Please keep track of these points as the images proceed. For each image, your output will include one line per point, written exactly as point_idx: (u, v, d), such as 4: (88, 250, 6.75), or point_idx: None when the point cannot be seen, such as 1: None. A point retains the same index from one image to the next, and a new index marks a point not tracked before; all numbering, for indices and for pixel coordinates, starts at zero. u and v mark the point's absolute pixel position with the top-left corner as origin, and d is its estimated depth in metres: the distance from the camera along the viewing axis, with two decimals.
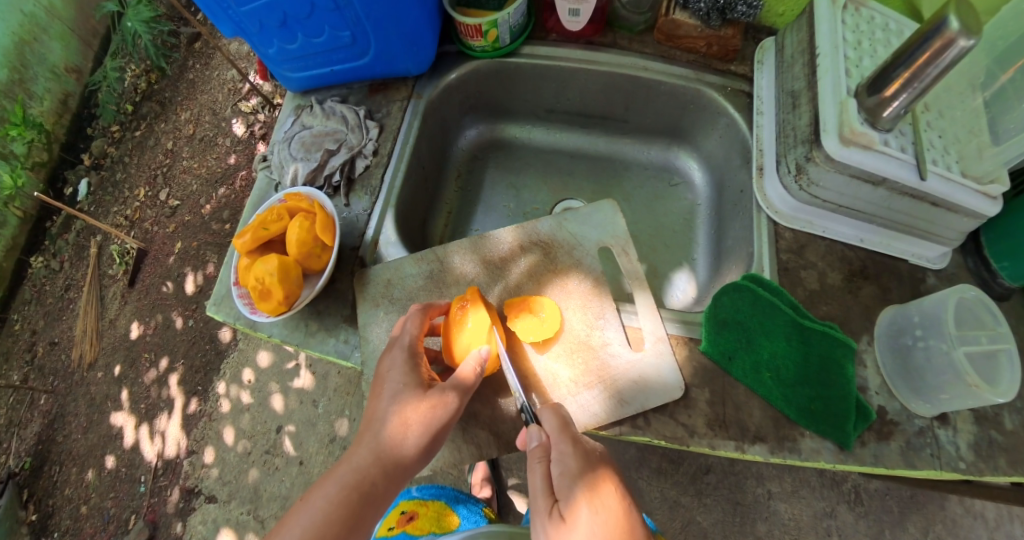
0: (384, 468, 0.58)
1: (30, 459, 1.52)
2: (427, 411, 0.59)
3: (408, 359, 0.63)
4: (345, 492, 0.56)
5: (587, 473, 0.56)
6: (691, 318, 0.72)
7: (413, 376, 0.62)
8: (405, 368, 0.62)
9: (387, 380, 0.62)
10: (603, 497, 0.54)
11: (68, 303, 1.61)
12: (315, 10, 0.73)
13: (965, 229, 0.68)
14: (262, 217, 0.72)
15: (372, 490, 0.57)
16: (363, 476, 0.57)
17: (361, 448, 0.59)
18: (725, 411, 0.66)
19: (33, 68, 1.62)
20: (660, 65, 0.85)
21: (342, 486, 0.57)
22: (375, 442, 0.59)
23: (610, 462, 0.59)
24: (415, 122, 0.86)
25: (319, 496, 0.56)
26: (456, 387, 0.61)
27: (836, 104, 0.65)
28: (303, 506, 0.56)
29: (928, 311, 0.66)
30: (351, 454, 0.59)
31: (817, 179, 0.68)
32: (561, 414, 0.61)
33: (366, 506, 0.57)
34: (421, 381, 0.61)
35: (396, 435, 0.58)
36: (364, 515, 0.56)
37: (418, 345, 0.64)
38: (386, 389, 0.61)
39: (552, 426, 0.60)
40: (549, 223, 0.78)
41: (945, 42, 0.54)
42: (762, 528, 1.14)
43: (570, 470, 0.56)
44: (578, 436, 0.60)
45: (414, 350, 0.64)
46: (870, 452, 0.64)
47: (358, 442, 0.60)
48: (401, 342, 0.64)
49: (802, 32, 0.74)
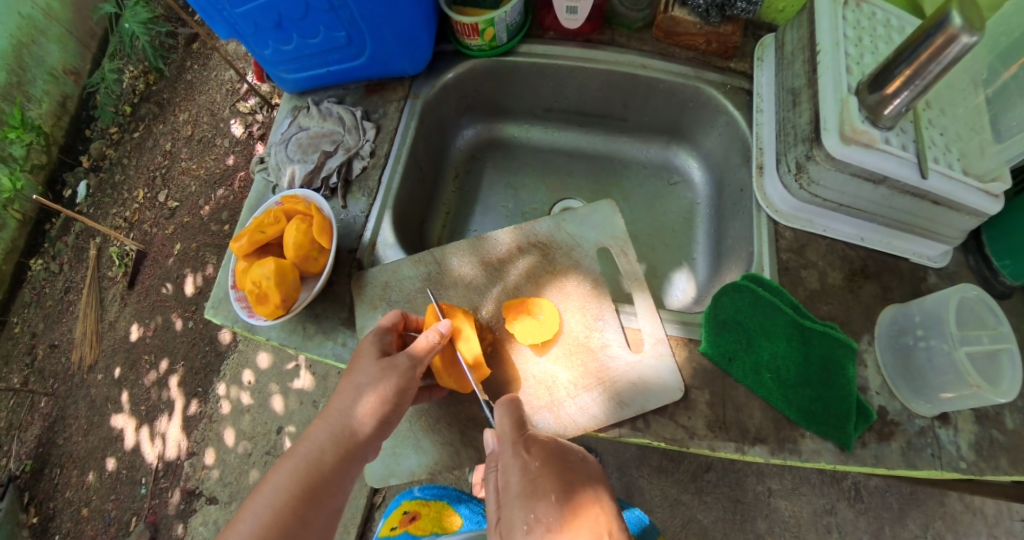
0: (338, 443, 0.59)
1: (30, 462, 1.52)
2: (384, 379, 0.60)
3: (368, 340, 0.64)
4: (300, 467, 0.58)
5: (527, 483, 0.57)
6: (691, 319, 0.72)
7: (373, 351, 0.63)
8: (364, 345, 0.63)
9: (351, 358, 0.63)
10: (538, 511, 0.55)
11: (68, 305, 1.61)
12: (309, 10, 0.72)
13: (966, 228, 0.68)
14: (259, 220, 0.72)
15: (329, 463, 0.59)
16: (317, 451, 0.59)
17: (318, 424, 0.60)
18: (726, 412, 0.66)
19: (31, 71, 1.61)
20: (659, 62, 0.84)
21: (297, 461, 0.58)
22: (329, 418, 0.60)
23: (564, 465, 0.58)
24: (412, 122, 0.85)
25: (278, 472, 0.59)
26: (406, 356, 0.62)
27: (837, 101, 0.65)
28: (263, 482, 0.58)
29: (929, 311, 0.65)
30: (308, 432, 0.60)
31: (818, 177, 0.68)
32: (517, 421, 0.61)
33: (321, 481, 0.58)
34: (377, 353, 0.63)
35: (352, 408, 0.60)
36: (318, 489, 0.58)
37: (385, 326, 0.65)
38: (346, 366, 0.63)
39: (501, 435, 0.61)
40: (547, 224, 0.77)
41: (948, 39, 0.54)
42: (762, 526, 1.14)
43: (512, 481, 0.58)
44: (530, 441, 0.60)
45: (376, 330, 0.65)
46: (871, 453, 0.63)
47: (316, 419, 0.61)
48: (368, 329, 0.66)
49: (802, 29, 0.73)
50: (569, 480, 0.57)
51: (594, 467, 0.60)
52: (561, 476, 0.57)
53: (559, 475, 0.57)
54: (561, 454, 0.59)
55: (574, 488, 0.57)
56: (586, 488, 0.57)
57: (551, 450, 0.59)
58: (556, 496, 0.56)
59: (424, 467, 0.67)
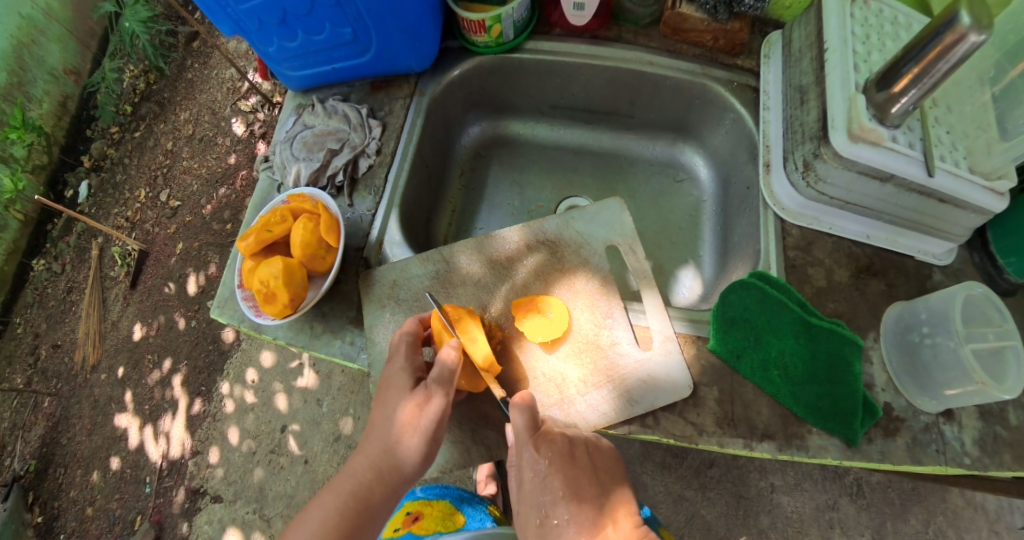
0: (380, 476, 0.61)
1: (34, 462, 1.52)
2: (417, 419, 0.60)
3: (398, 368, 0.63)
4: (345, 499, 0.61)
5: (535, 479, 0.60)
6: (699, 316, 0.72)
7: (404, 384, 0.63)
8: (395, 375, 0.63)
9: (384, 389, 0.64)
10: (548, 506, 0.59)
11: (70, 305, 1.61)
12: (315, 6, 0.72)
13: (972, 225, 0.68)
14: (266, 218, 0.72)
15: (366, 500, 0.61)
16: (363, 484, 0.61)
17: (360, 457, 0.62)
18: (734, 409, 0.66)
19: (32, 71, 1.61)
20: (666, 59, 0.84)
21: (339, 497, 0.61)
22: (369, 453, 0.62)
23: (572, 465, 0.60)
24: (418, 119, 0.85)
25: (321, 504, 0.61)
26: (433, 386, 0.61)
27: (844, 99, 0.65)
28: (311, 506, 0.62)
29: (935, 308, 0.65)
30: (348, 467, 0.63)
31: (825, 175, 0.68)
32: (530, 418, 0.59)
33: (362, 516, 0.61)
34: (409, 383, 0.63)
35: (387, 446, 0.61)
36: (362, 518, 0.60)
37: (411, 350, 0.65)
38: (381, 397, 0.64)
39: (518, 430, 0.60)
40: (555, 222, 0.77)
41: (956, 37, 0.54)
42: (765, 522, 1.14)
43: (527, 478, 0.60)
44: (541, 442, 0.60)
45: (406, 355, 0.64)
46: (877, 449, 0.64)
47: (357, 451, 0.63)
48: (395, 352, 0.65)
49: (809, 26, 0.74)
50: (576, 477, 0.59)
51: (601, 454, 0.63)
52: (569, 474, 0.59)
53: (565, 471, 0.59)
54: (569, 453, 0.60)
55: (582, 486, 0.59)
56: (595, 482, 0.60)
57: (559, 449, 0.60)
58: (565, 491, 0.59)
59: (434, 465, 0.67)
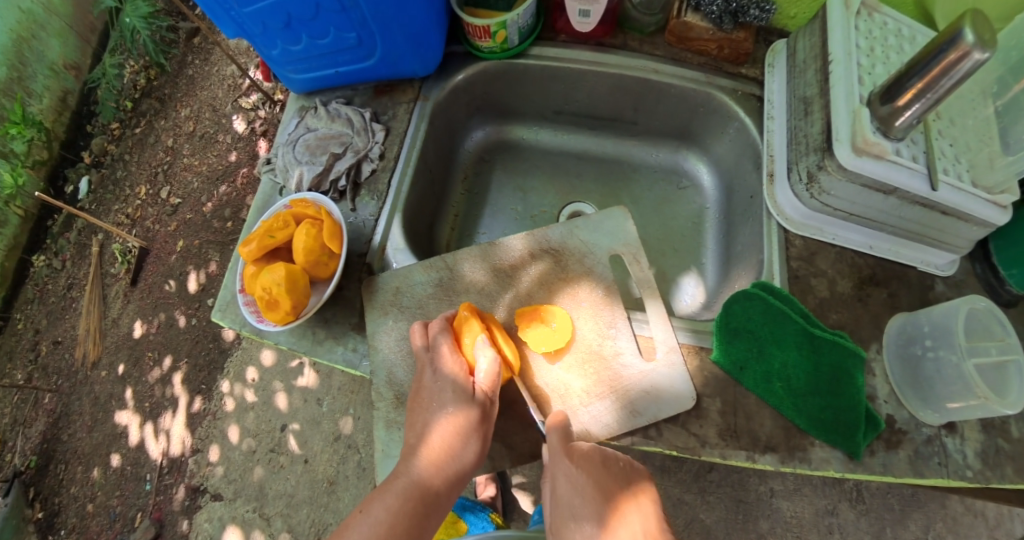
0: (444, 479, 0.61)
1: (36, 457, 1.53)
2: (477, 421, 0.63)
3: (452, 372, 0.65)
4: (404, 504, 0.59)
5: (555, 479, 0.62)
6: (702, 327, 0.72)
7: (458, 387, 0.64)
8: (447, 377, 0.65)
9: (435, 393, 0.65)
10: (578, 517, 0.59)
11: (72, 302, 1.60)
12: (320, 11, 0.72)
13: (975, 237, 0.68)
14: (268, 223, 0.72)
15: (427, 503, 0.60)
16: (423, 488, 0.60)
17: (417, 459, 0.61)
18: (737, 420, 0.66)
19: (32, 66, 1.60)
20: (671, 67, 0.84)
21: (396, 500, 0.59)
22: (430, 456, 0.61)
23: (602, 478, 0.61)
24: (422, 124, 0.85)
25: (375, 511, 0.59)
26: (490, 391, 0.65)
27: (849, 112, 0.65)
28: (364, 513, 0.60)
29: (937, 321, 0.66)
30: (401, 468, 0.62)
31: (829, 187, 0.68)
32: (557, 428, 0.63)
33: (420, 520, 0.60)
34: (461, 387, 0.64)
35: (446, 447, 0.61)
36: (424, 523, 0.60)
37: (455, 354, 0.66)
38: (434, 399, 0.64)
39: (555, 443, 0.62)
40: (559, 230, 0.77)
41: (960, 54, 0.54)
42: (764, 526, 1.15)
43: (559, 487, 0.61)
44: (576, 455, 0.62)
45: (453, 357, 0.66)
46: (879, 461, 0.64)
47: (412, 454, 0.62)
48: (438, 354, 0.66)
49: (814, 37, 0.73)
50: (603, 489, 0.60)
51: (620, 463, 0.63)
52: (597, 483, 0.60)
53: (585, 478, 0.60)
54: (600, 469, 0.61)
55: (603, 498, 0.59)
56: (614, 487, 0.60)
57: (591, 463, 0.61)
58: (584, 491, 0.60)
59: None
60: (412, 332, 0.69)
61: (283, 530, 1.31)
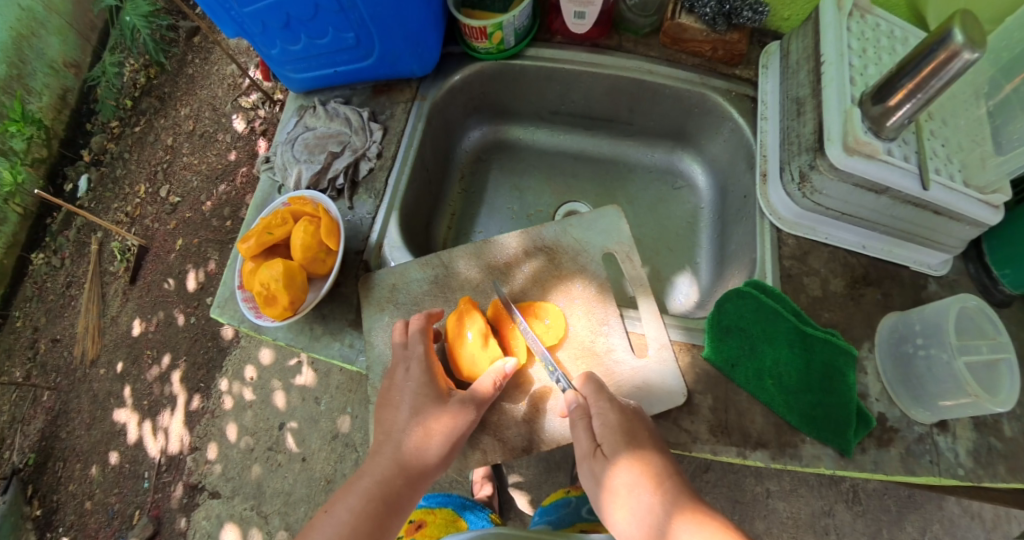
0: (406, 477, 0.62)
1: (33, 455, 1.53)
2: (445, 422, 0.63)
3: (421, 370, 0.65)
4: (367, 504, 0.60)
5: (612, 442, 0.60)
6: (694, 324, 0.73)
7: (427, 390, 0.65)
8: (415, 378, 0.65)
9: (402, 394, 0.65)
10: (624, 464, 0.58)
11: (70, 300, 1.61)
12: (319, 11, 0.73)
13: (967, 237, 0.69)
14: (266, 221, 0.73)
15: (393, 502, 0.61)
16: (385, 488, 0.61)
17: (383, 460, 0.62)
18: (728, 417, 0.67)
19: (32, 63, 1.61)
20: (665, 68, 0.85)
21: (359, 500, 0.60)
22: (397, 456, 0.62)
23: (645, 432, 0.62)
24: (419, 124, 0.86)
25: (338, 512, 0.60)
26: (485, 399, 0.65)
27: (840, 113, 0.66)
28: (327, 517, 0.60)
29: (929, 319, 0.66)
30: (366, 468, 0.63)
31: (821, 187, 0.69)
32: (595, 389, 0.64)
33: (383, 520, 0.60)
34: (428, 390, 0.64)
35: (410, 447, 0.62)
36: (387, 523, 0.60)
37: (428, 353, 0.67)
38: (400, 400, 0.65)
39: (591, 394, 0.64)
40: (553, 228, 0.78)
41: (950, 54, 0.54)
42: (761, 526, 1.15)
43: (605, 433, 0.61)
44: (617, 405, 0.63)
45: (425, 357, 0.66)
46: (871, 459, 0.65)
47: (377, 455, 0.63)
48: (412, 353, 0.67)
49: (807, 38, 0.74)
50: (645, 441, 0.60)
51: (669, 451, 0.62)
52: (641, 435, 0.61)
53: (655, 463, 0.58)
54: (638, 423, 0.62)
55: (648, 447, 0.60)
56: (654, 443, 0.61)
57: (630, 416, 0.62)
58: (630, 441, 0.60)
59: None
60: (394, 328, 0.69)
61: (281, 528, 1.32)
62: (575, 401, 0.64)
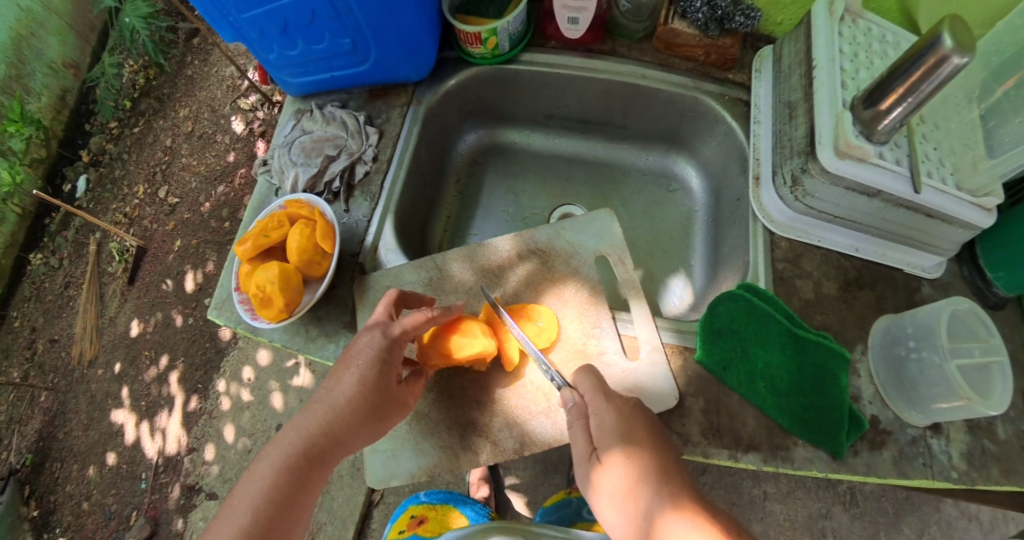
0: (338, 434, 0.58)
1: (31, 455, 1.53)
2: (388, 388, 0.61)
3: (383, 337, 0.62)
4: (291, 458, 0.56)
5: (607, 437, 0.60)
6: (686, 327, 0.73)
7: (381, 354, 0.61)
8: (369, 342, 0.61)
9: (357, 355, 0.61)
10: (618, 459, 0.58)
11: (68, 300, 1.62)
12: (315, 17, 0.73)
13: (960, 239, 0.69)
14: (262, 223, 0.73)
15: (318, 458, 0.57)
16: (314, 442, 0.57)
17: (316, 416, 0.58)
18: (720, 419, 0.67)
19: (31, 64, 1.61)
20: (659, 73, 0.85)
21: (284, 455, 0.56)
22: (334, 414, 0.58)
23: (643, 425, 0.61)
24: (415, 128, 0.86)
25: (260, 466, 0.55)
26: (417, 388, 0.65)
27: (832, 117, 0.66)
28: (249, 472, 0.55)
29: (921, 322, 0.67)
30: (297, 422, 0.58)
31: (812, 190, 0.69)
32: (592, 383, 0.64)
33: (307, 474, 0.56)
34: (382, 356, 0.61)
35: (348, 405, 0.58)
36: (308, 478, 0.56)
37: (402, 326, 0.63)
38: (352, 359, 0.61)
39: (586, 388, 0.64)
40: (546, 231, 0.78)
41: (939, 59, 0.55)
42: (758, 528, 1.15)
43: (601, 428, 0.61)
44: (614, 398, 0.63)
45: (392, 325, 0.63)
46: (863, 461, 0.65)
47: (312, 410, 0.59)
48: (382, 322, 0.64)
49: (799, 43, 0.74)
50: (641, 434, 0.60)
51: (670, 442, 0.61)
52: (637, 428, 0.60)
53: (650, 457, 0.58)
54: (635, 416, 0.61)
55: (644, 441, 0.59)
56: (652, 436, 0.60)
57: (626, 410, 0.62)
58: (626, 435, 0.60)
59: (423, 469, 0.68)
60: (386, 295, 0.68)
61: None
62: (573, 399, 0.65)
